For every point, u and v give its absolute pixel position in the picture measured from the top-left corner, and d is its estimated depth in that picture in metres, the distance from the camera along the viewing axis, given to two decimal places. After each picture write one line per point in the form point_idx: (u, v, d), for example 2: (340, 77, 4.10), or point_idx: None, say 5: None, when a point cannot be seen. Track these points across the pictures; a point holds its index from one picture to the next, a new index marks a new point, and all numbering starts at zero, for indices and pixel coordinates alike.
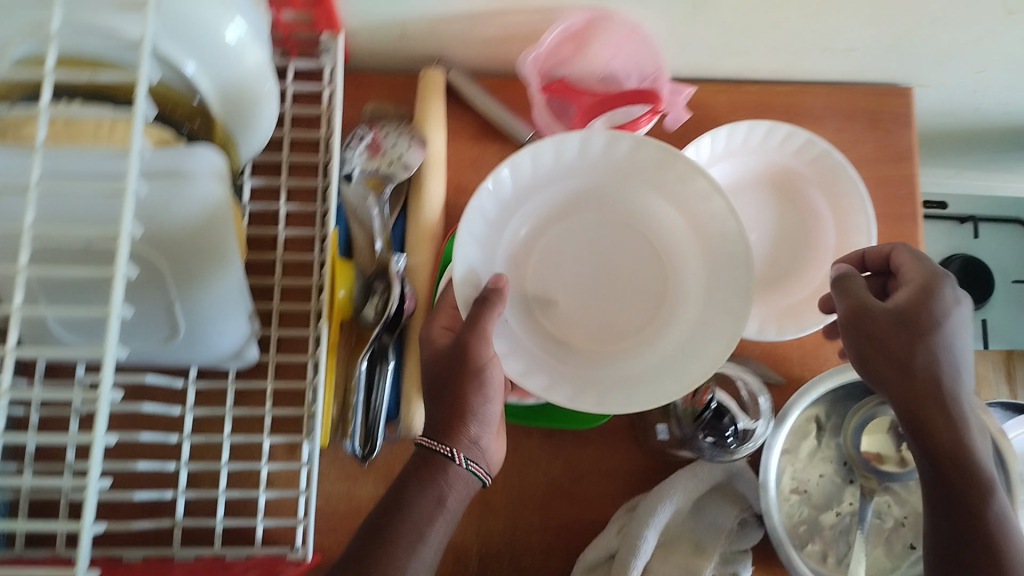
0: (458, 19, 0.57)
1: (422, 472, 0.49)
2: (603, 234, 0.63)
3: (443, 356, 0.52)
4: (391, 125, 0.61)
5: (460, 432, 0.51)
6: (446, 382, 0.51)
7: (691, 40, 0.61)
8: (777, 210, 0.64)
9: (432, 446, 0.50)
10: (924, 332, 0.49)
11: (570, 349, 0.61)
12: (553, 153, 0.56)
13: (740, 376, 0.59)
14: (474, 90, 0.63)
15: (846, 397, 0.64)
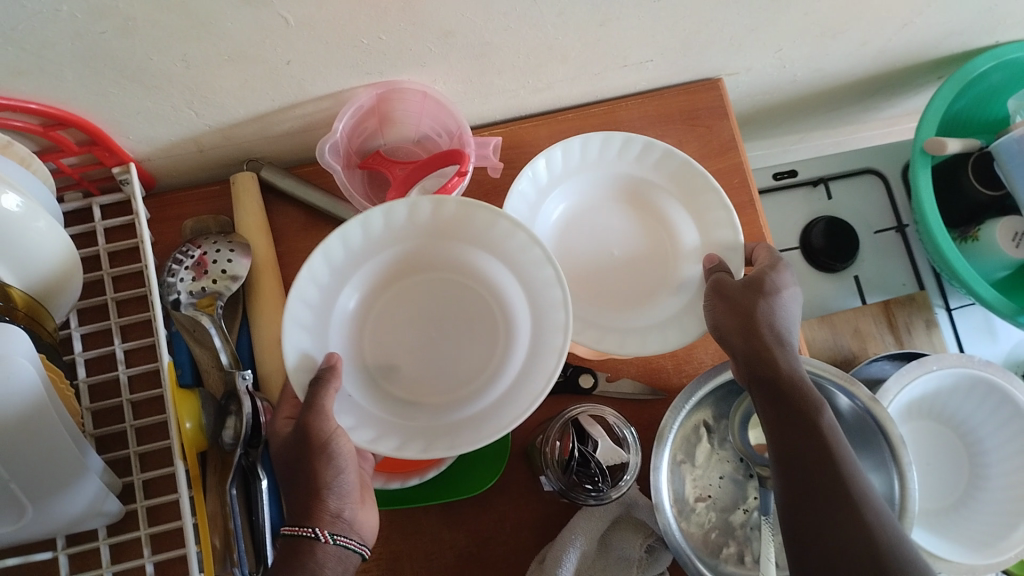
0: (249, 122, 0.58)
1: (285, 555, 0.46)
2: (428, 284, 0.56)
3: (288, 446, 0.49)
4: (213, 238, 0.60)
5: (321, 510, 0.48)
6: (296, 466, 0.48)
7: (487, 88, 0.61)
8: (633, 217, 0.64)
9: (295, 532, 0.47)
10: (761, 289, 0.53)
11: (423, 406, 0.53)
12: (360, 233, 0.52)
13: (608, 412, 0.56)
14: (286, 180, 0.62)
15: (727, 392, 0.63)
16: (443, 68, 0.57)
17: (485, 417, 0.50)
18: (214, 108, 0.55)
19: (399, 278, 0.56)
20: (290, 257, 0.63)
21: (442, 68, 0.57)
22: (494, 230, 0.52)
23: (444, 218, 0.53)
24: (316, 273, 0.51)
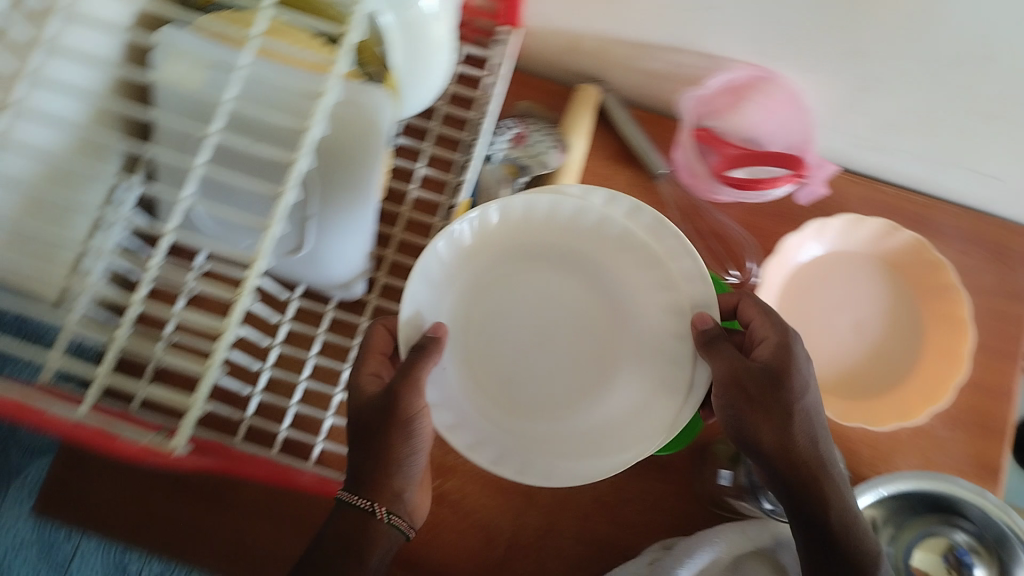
0: (631, 45, 0.61)
1: (338, 527, 0.47)
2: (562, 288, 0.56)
3: (369, 407, 0.49)
4: (540, 126, 0.64)
5: (385, 486, 0.48)
6: (367, 438, 0.49)
7: (841, 123, 0.62)
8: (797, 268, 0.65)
9: (351, 501, 0.48)
10: (784, 386, 0.49)
11: (513, 412, 0.55)
12: (497, 212, 0.54)
13: None
14: (623, 117, 0.65)
15: (912, 506, 0.62)
16: (822, 83, 0.58)
17: (584, 454, 0.52)
18: (615, 20, 0.58)
19: (505, 275, 0.56)
20: (587, 177, 0.66)
21: (820, 83, 0.58)
22: (660, 270, 0.54)
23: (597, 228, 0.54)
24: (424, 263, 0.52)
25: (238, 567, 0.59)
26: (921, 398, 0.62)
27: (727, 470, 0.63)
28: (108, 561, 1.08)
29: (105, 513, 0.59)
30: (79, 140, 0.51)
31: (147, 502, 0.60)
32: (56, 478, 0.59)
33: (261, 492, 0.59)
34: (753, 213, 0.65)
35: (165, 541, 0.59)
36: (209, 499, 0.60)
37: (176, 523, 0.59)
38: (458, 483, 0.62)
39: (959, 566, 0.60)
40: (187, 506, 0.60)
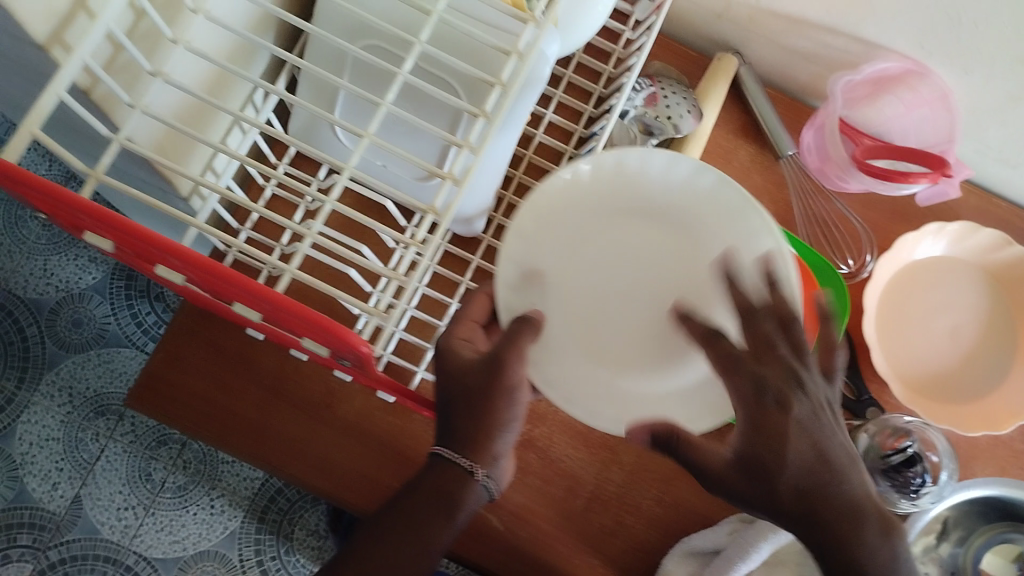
0: (782, 19, 0.60)
1: (435, 481, 0.47)
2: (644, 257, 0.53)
3: (473, 369, 0.47)
4: (674, 89, 0.63)
5: (485, 448, 0.47)
6: (468, 397, 0.47)
7: (976, 129, 0.62)
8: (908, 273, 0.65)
9: (451, 459, 0.47)
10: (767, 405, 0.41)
11: (598, 357, 0.52)
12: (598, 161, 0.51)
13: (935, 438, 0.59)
14: (758, 94, 0.64)
15: (985, 512, 0.63)
16: (974, 84, 0.58)
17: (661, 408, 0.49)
18: None
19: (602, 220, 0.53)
20: (710, 147, 0.66)
21: (973, 84, 0.58)
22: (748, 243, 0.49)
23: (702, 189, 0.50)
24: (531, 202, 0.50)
25: (327, 483, 0.59)
26: (1011, 406, 0.62)
27: None
28: (132, 466, 1.08)
29: (196, 413, 0.58)
30: (243, 46, 0.51)
31: (241, 407, 0.59)
32: (154, 373, 0.58)
33: (360, 408, 0.60)
34: (871, 204, 0.66)
35: (259, 448, 0.59)
36: (306, 413, 0.60)
37: (270, 432, 0.59)
38: (546, 430, 0.61)
39: None
40: (283, 416, 0.59)
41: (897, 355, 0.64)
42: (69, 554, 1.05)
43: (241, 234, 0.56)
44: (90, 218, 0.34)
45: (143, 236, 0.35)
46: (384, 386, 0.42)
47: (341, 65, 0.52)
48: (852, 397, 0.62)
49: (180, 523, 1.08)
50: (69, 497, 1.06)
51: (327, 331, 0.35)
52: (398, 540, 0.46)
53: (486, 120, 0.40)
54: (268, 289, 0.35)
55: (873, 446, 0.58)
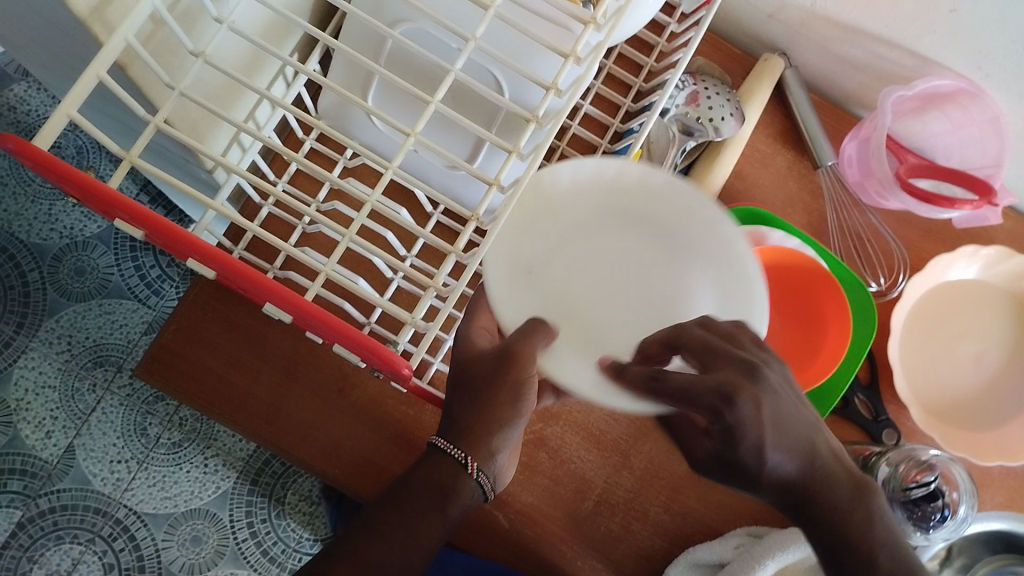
0: (837, 27, 0.58)
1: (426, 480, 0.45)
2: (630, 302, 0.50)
3: (485, 362, 0.45)
4: (711, 84, 0.61)
5: (483, 442, 0.46)
6: (477, 402, 0.46)
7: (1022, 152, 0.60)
8: (931, 301, 0.64)
9: (446, 449, 0.45)
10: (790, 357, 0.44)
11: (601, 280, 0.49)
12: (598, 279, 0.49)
13: (956, 472, 0.57)
14: (802, 98, 0.62)
15: (989, 543, 0.65)
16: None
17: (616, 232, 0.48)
18: None
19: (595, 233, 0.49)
20: (749, 151, 0.63)
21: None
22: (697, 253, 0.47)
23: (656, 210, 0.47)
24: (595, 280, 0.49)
25: (334, 466, 0.59)
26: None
27: None
28: (127, 420, 1.07)
29: (209, 389, 0.58)
30: (279, 22, 0.49)
31: (253, 384, 0.58)
32: (167, 345, 0.57)
33: (374, 392, 0.60)
34: (906, 222, 0.64)
35: (269, 429, 0.58)
36: (317, 395, 0.59)
37: (280, 411, 0.59)
38: (559, 430, 0.60)
39: None
40: (294, 397, 0.59)
41: (919, 380, 0.62)
42: (59, 504, 1.04)
43: (262, 210, 0.55)
44: (125, 216, 0.34)
45: (171, 237, 0.34)
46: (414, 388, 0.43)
47: (378, 45, 0.50)
48: (871, 418, 0.61)
49: (172, 479, 1.07)
50: (62, 446, 1.06)
51: (361, 349, 0.35)
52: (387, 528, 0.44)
53: (541, 126, 0.41)
54: (299, 299, 0.35)
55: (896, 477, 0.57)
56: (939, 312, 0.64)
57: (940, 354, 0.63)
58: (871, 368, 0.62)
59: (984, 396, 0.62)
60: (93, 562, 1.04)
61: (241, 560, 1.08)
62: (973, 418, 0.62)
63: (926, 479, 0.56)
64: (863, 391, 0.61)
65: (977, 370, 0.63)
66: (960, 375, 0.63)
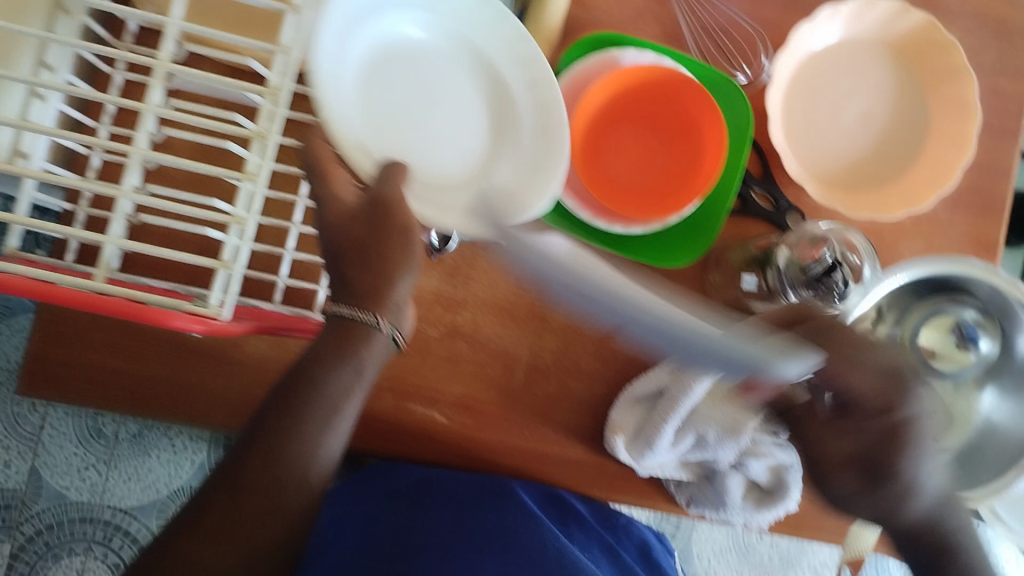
0: None
1: (328, 342, 0.40)
2: (474, 127, 0.53)
3: (352, 218, 0.42)
4: None
5: (384, 296, 0.42)
6: (359, 244, 0.41)
7: None
8: (811, 75, 0.61)
9: (350, 316, 0.41)
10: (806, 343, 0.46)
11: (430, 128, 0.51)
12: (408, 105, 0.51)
13: (853, 235, 0.51)
14: None
15: (917, 292, 0.62)
16: None
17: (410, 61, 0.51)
18: None
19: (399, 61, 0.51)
20: None
21: None
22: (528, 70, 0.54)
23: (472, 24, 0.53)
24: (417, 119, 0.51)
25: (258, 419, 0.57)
26: (928, 180, 0.60)
27: (751, 276, 0.58)
28: (80, 426, 1.05)
29: (105, 387, 0.55)
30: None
31: (146, 366, 0.56)
32: (39, 356, 0.54)
33: (268, 341, 0.56)
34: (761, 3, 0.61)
35: (179, 405, 0.56)
36: (213, 357, 0.56)
37: (185, 384, 0.56)
38: (470, 316, 0.59)
39: (966, 339, 0.61)
40: (190, 365, 0.56)
41: (808, 152, 0.61)
42: (44, 524, 1.04)
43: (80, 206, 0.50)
44: None
45: None
46: (253, 329, 0.43)
47: None
48: (771, 208, 0.60)
49: (146, 468, 1.06)
50: (27, 471, 1.03)
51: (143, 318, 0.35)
52: (277, 426, 0.38)
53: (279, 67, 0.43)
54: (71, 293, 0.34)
55: (793, 262, 0.51)
56: (821, 83, 0.61)
57: (829, 124, 0.61)
58: (760, 160, 0.60)
59: (879, 154, 0.61)
60: (98, 564, 1.05)
61: None
62: (875, 178, 0.61)
63: (823, 254, 0.50)
64: (757, 183, 0.60)
65: (872, 132, 0.61)
66: (853, 140, 0.61)
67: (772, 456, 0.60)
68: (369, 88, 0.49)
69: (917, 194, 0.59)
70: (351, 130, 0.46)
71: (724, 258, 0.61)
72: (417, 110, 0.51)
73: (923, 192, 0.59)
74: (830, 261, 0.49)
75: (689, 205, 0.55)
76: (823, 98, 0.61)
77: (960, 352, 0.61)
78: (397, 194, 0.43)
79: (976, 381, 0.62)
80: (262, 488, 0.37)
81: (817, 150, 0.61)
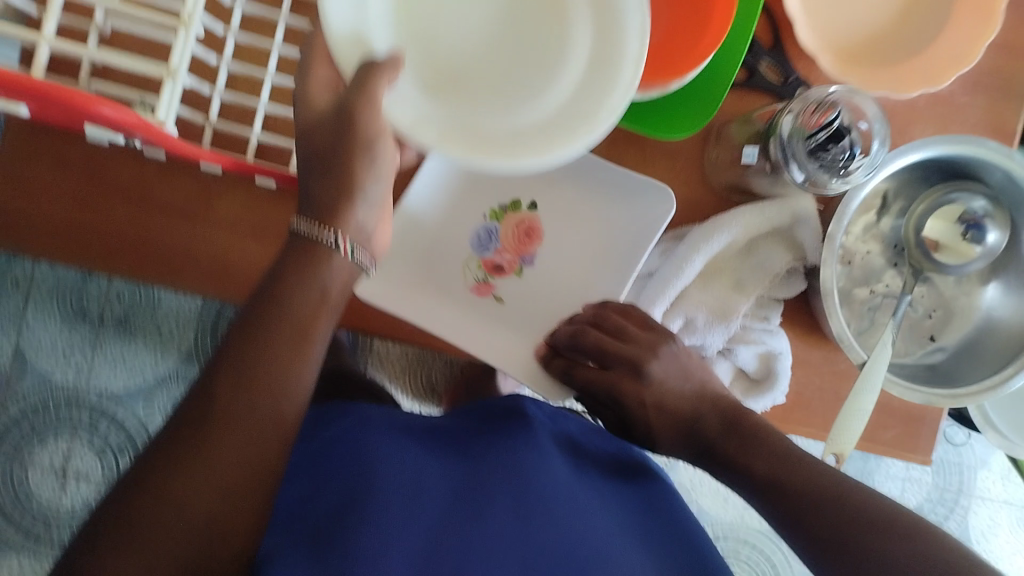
0: None
1: (290, 257, 0.42)
2: (518, 56, 0.49)
3: (324, 124, 0.44)
4: None
5: (345, 213, 0.44)
6: (326, 155, 0.44)
7: None
8: None
9: (309, 233, 0.43)
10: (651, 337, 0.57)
11: (464, 52, 0.48)
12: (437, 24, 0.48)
13: (861, 99, 0.47)
14: None
15: (926, 178, 0.59)
16: None
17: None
18: None
19: None
20: None
21: None
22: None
23: None
24: (446, 39, 0.48)
25: (229, 285, 0.54)
26: (951, 54, 0.56)
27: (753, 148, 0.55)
28: (65, 307, 1.03)
29: (67, 241, 0.52)
30: None
31: (113, 221, 0.53)
32: None
33: (245, 200, 0.54)
34: None
35: (145, 265, 0.54)
36: (181, 216, 0.53)
37: (152, 241, 0.53)
38: None
39: (973, 232, 0.58)
40: (159, 223, 0.53)
41: (823, 22, 0.57)
42: (28, 405, 1.03)
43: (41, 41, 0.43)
44: None
45: None
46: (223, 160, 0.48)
47: None
48: (779, 81, 0.57)
49: (131, 352, 1.04)
50: (12, 351, 1.03)
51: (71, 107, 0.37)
52: (237, 358, 0.39)
53: None
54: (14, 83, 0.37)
55: (795, 129, 0.47)
56: None
57: None
58: (771, 29, 0.57)
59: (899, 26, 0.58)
60: (83, 450, 1.03)
61: None
62: (894, 52, 0.57)
63: (829, 120, 0.46)
64: (767, 54, 0.56)
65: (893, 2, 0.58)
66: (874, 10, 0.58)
67: (763, 343, 0.56)
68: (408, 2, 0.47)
69: (938, 68, 0.56)
70: (352, 21, 0.44)
71: (725, 133, 0.57)
72: (447, 31, 0.48)
73: (945, 65, 0.56)
74: (840, 128, 0.46)
75: (692, 71, 0.51)
76: None
77: (966, 245, 0.59)
78: (361, 101, 0.43)
79: (978, 278, 0.61)
80: (234, 430, 0.38)
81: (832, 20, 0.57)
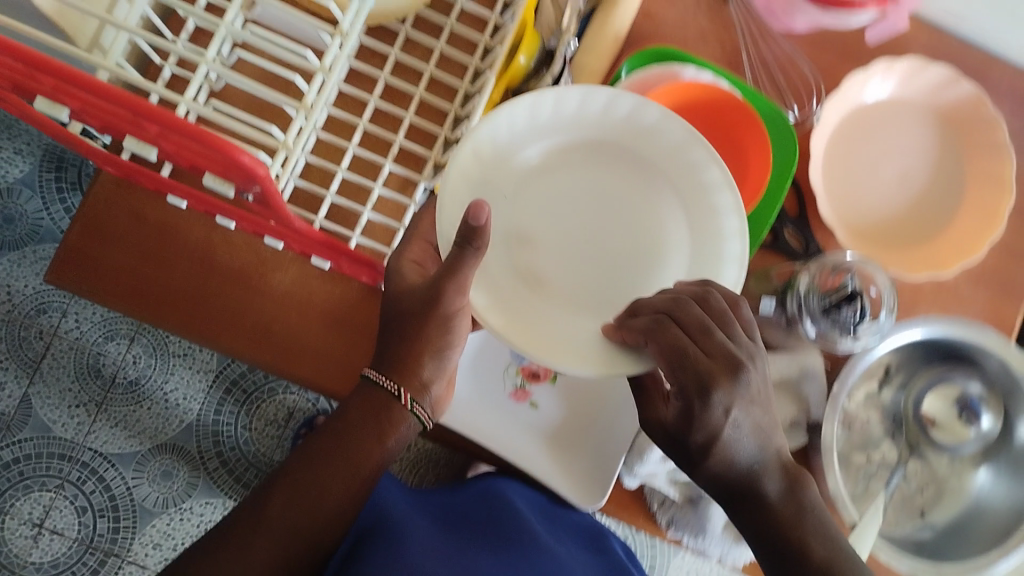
0: None
1: (364, 402, 0.47)
2: (607, 251, 0.51)
3: (413, 298, 0.47)
4: None
5: (414, 374, 0.48)
6: (397, 328, 0.47)
7: None
8: (859, 130, 0.64)
9: (378, 381, 0.47)
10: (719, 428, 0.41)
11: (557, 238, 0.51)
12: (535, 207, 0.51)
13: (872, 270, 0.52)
14: None
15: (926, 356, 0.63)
16: None
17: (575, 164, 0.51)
18: None
19: (564, 161, 0.51)
20: None
21: None
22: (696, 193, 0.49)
23: (669, 137, 0.49)
24: (543, 223, 0.51)
25: (265, 351, 0.58)
26: (958, 246, 0.61)
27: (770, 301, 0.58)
28: (80, 362, 1.05)
29: (127, 289, 0.57)
30: None
31: (171, 276, 0.57)
32: (74, 244, 0.56)
33: (294, 275, 0.58)
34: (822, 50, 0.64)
35: (191, 321, 0.57)
36: (232, 280, 0.58)
37: (203, 301, 0.57)
38: None
39: (970, 412, 0.61)
40: (212, 284, 0.57)
41: (843, 201, 0.63)
42: (22, 454, 1.03)
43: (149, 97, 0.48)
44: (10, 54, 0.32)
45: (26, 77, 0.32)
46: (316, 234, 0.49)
47: None
48: (800, 248, 0.61)
49: (134, 417, 1.05)
50: (18, 398, 1.03)
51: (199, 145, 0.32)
52: (324, 455, 0.45)
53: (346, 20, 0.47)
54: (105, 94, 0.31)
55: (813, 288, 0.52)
56: (869, 139, 0.64)
57: (868, 179, 0.64)
58: (798, 199, 0.62)
59: (912, 216, 0.63)
60: (65, 507, 1.03)
61: (214, 493, 1.05)
62: (904, 237, 0.63)
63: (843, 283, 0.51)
64: (791, 221, 0.61)
65: (908, 193, 0.64)
66: (891, 199, 0.64)
67: None
68: (520, 187, 0.51)
69: (945, 257, 0.61)
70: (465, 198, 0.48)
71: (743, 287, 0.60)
72: (545, 217, 0.51)
73: (952, 256, 0.61)
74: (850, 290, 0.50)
75: None
76: (868, 153, 0.64)
77: (961, 426, 0.61)
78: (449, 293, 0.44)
79: (972, 461, 0.62)
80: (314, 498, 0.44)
81: (851, 199, 0.63)
